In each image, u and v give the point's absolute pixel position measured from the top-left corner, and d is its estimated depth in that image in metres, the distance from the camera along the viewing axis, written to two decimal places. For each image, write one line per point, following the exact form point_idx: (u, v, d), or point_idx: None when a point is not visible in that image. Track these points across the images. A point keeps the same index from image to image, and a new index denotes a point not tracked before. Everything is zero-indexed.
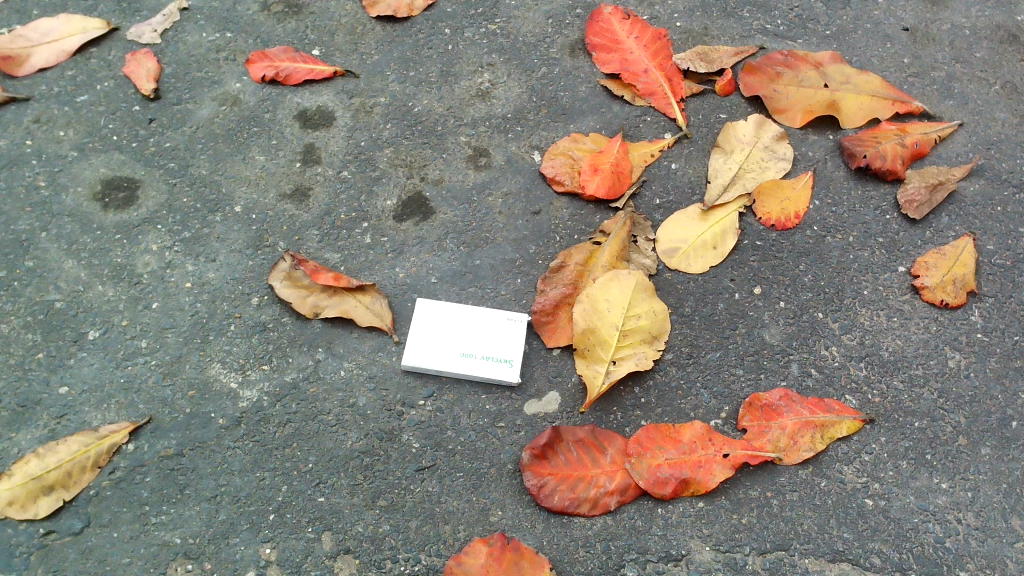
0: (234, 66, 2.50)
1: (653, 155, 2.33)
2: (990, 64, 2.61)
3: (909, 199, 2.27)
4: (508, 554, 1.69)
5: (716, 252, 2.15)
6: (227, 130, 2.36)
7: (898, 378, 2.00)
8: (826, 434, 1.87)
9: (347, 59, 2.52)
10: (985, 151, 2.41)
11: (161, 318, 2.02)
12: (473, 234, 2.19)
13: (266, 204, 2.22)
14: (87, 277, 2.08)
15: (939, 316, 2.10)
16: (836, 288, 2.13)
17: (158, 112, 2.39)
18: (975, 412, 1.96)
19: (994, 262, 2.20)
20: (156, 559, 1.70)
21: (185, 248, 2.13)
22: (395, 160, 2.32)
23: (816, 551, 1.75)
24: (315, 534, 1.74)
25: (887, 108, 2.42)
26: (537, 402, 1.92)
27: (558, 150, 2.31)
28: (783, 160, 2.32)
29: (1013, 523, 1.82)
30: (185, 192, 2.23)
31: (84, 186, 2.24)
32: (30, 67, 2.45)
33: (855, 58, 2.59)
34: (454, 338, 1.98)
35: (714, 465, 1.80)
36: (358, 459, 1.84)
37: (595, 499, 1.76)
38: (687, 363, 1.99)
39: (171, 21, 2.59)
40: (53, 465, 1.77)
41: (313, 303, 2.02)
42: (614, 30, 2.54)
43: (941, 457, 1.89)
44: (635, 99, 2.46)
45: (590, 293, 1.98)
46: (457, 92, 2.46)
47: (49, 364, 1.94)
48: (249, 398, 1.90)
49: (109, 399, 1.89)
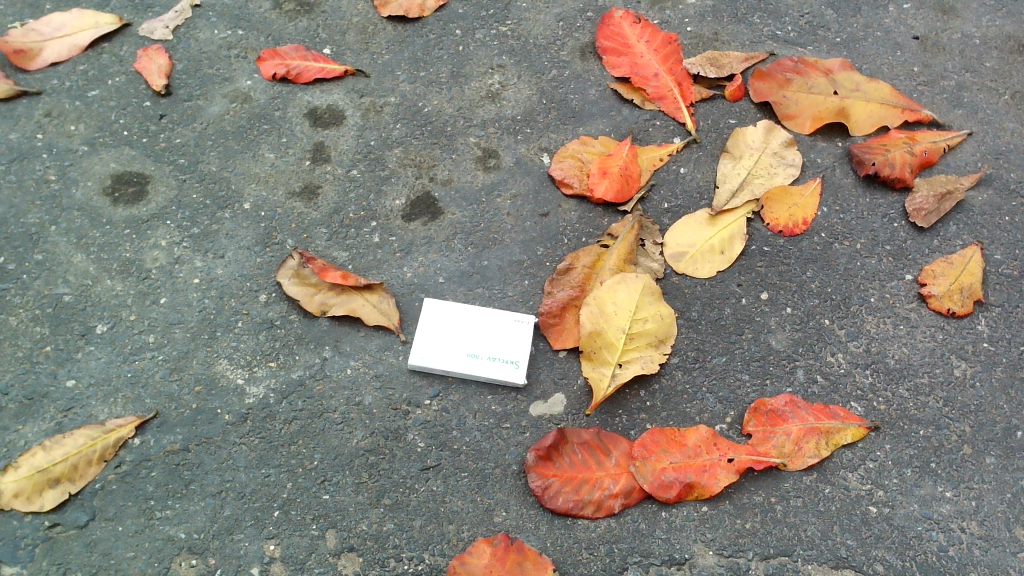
0: (245, 64, 2.51)
1: (662, 159, 2.33)
2: (1000, 74, 2.62)
3: (917, 207, 2.27)
4: (512, 554, 1.69)
5: (723, 257, 2.15)
6: (237, 127, 2.37)
7: (904, 386, 2.00)
8: (831, 440, 1.87)
9: (358, 59, 2.53)
10: (993, 160, 2.41)
11: (169, 313, 2.03)
12: (481, 235, 2.19)
13: (275, 202, 2.22)
14: (96, 271, 2.09)
15: (946, 324, 2.11)
16: (843, 295, 2.13)
17: (169, 109, 2.40)
18: (980, 421, 1.96)
19: (1001, 272, 2.21)
20: (160, 553, 1.71)
21: (194, 245, 2.14)
22: (404, 160, 2.32)
23: (819, 558, 1.75)
24: (319, 532, 1.74)
25: (897, 116, 2.43)
26: (543, 403, 1.93)
27: (567, 152, 2.32)
28: (792, 165, 2.33)
29: (1017, 533, 1.82)
30: (195, 188, 2.24)
31: (94, 181, 2.25)
32: (42, 61, 2.47)
33: (865, 66, 2.59)
34: (461, 339, 1.98)
35: (719, 469, 1.80)
36: (363, 458, 1.84)
37: (599, 501, 1.77)
38: (693, 367, 1.99)
39: (183, 18, 2.60)
40: (59, 458, 1.77)
41: (321, 301, 2.02)
42: (625, 33, 2.55)
43: (946, 465, 1.89)
44: (645, 103, 2.46)
45: (597, 295, 1.99)
46: (467, 93, 2.47)
47: (57, 357, 1.95)
48: (256, 394, 1.91)
49: (116, 393, 1.90)
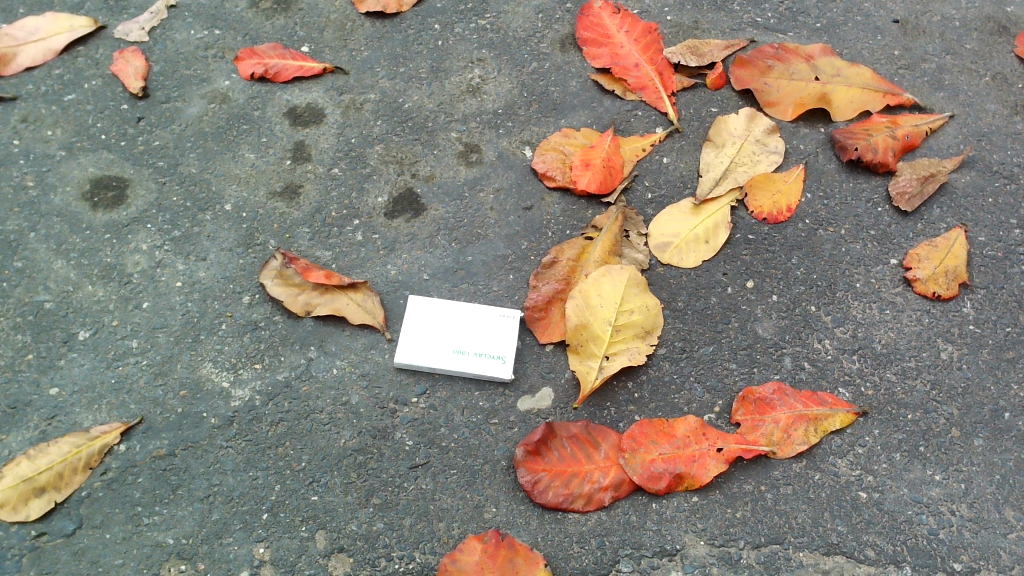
0: (223, 64, 2.48)
1: (645, 149, 2.32)
2: (981, 56, 2.61)
3: (901, 191, 2.27)
4: (503, 550, 1.68)
5: (708, 246, 2.14)
6: (216, 128, 2.35)
7: (891, 371, 2.00)
8: (819, 427, 1.87)
9: (337, 56, 2.51)
10: (976, 142, 2.41)
11: (152, 318, 2.01)
12: (465, 230, 2.18)
13: (257, 202, 2.20)
14: (77, 277, 2.07)
15: (932, 307, 2.11)
16: (828, 281, 2.13)
17: (146, 111, 2.38)
18: (968, 404, 1.96)
19: (985, 254, 2.21)
20: (150, 559, 1.70)
21: (176, 248, 2.12)
22: (386, 157, 2.31)
23: (810, 544, 1.75)
24: (309, 533, 1.73)
25: (878, 100, 2.42)
26: (531, 398, 1.92)
27: (550, 145, 2.31)
28: (775, 153, 2.32)
29: (1006, 515, 1.82)
30: (175, 190, 2.22)
31: (72, 187, 2.22)
32: (17, 66, 2.44)
33: (846, 51, 2.58)
34: (447, 336, 1.97)
35: (708, 459, 1.80)
36: (351, 457, 1.83)
37: (589, 495, 1.76)
38: (680, 358, 1.98)
39: (159, 19, 2.58)
40: (44, 466, 1.76)
41: (304, 301, 2.01)
42: (604, 24, 2.53)
43: (934, 449, 1.89)
44: (626, 93, 2.45)
45: (582, 288, 1.98)
46: (448, 88, 2.45)
47: (39, 365, 1.93)
48: (242, 397, 1.90)
49: (101, 399, 1.88)
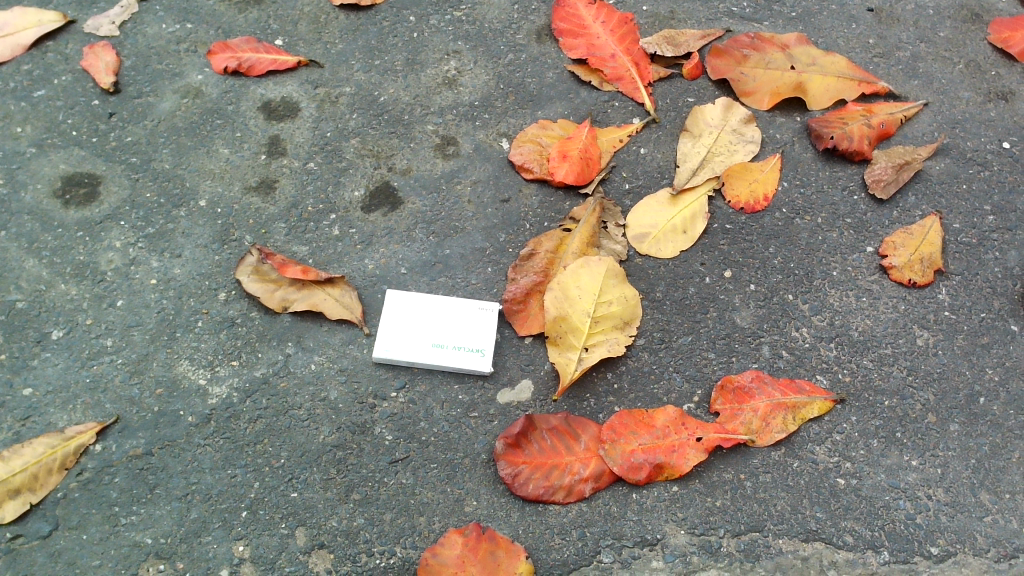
0: (195, 58, 2.45)
1: (622, 140, 2.32)
2: (954, 43, 2.63)
3: (876, 179, 2.28)
4: (484, 543, 1.68)
5: (686, 236, 2.15)
6: (189, 123, 2.32)
7: (868, 358, 2.01)
8: (798, 415, 1.88)
9: (311, 49, 2.48)
10: (950, 129, 2.43)
11: (126, 316, 1.98)
12: (443, 224, 2.17)
13: (232, 197, 2.18)
14: (49, 276, 2.04)
15: (908, 295, 2.12)
16: (806, 270, 2.14)
17: (118, 107, 2.34)
18: (943, 389, 1.98)
19: (960, 241, 2.22)
20: (127, 560, 1.68)
21: (150, 245, 2.10)
22: (362, 150, 2.29)
23: (790, 531, 1.76)
24: (288, 530, 1.72)
25: (853, 88, 2.43)
26: (510, 391, 1.92)
27: (527, 137, 2.30)
28: (751, 142, 2.32)
29: (982, 498, 1.84)
30: (149, 186, 2.19)
31: (43, 184, 2.19)
32: None
33: (822, 39, 2.59)
34: (425, 329, 1.96)
35: (688, 449, 1.80)
36: (330, 453, 1.82)
37: (569, 486, 1.76)
38: (659, 348, 1.99)
39: (129, 13, 2.54)
40: (18, 468, 1.73)
41: (281, 297, 1.99)
42: (580, 14, 2.52)
43: (911, 434, 1.91)
44: (603, 84, 2.44)
45: (560, 280, 1.98)
46: (424, 80, 2.44)
47: (12, 365, 1.90)
48: (219, 394, 1.88)
49: (75, 399, 1.86)
